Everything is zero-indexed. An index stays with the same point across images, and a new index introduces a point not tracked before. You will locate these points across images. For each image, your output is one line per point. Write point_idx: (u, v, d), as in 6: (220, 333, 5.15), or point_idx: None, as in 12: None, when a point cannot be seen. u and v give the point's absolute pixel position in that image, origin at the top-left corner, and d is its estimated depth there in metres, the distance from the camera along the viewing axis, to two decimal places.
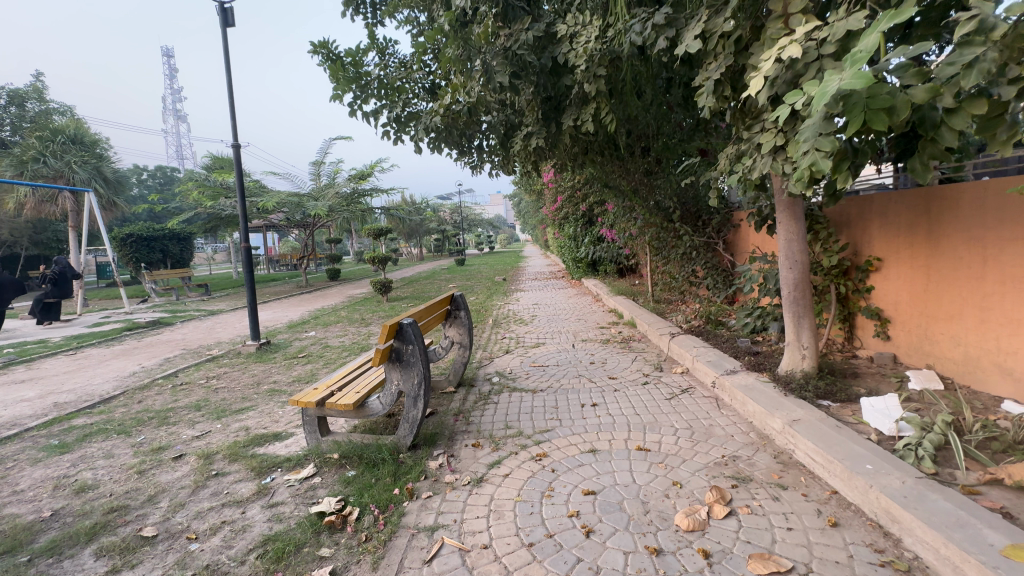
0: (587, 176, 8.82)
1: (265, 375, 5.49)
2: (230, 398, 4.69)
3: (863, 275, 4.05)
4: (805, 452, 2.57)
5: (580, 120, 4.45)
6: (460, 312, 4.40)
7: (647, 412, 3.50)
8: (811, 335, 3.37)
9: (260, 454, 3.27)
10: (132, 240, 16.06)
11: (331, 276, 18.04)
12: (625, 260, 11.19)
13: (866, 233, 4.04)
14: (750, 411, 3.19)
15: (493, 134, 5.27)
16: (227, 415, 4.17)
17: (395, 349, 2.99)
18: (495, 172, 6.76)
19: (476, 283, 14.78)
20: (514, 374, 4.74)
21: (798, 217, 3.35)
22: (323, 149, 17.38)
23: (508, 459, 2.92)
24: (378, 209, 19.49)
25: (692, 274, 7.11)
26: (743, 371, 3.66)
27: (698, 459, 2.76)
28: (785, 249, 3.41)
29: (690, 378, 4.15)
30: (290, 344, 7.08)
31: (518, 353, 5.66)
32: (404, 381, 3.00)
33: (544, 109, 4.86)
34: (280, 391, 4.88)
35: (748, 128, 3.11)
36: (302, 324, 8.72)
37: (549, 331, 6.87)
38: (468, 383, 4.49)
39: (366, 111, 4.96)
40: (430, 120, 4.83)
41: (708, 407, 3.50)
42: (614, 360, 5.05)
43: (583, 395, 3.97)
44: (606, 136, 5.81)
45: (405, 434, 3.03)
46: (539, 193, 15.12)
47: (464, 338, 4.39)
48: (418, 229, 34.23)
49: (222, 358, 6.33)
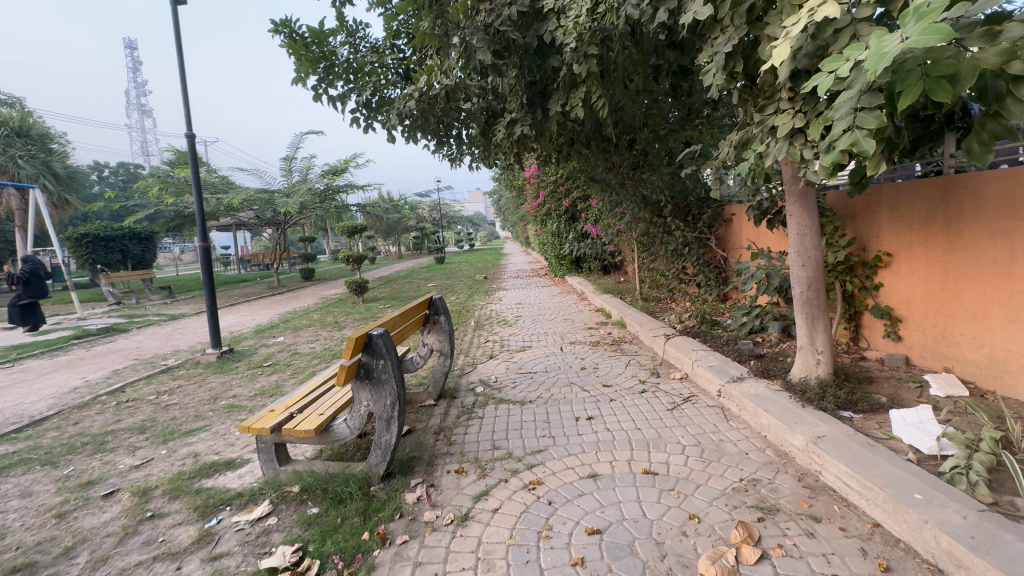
0: (571, 169, 8.49)
1: (224, 388, 4.96)
2: (181, 416, 4.17)
3: (871, 271, 3.80)
4: (835, 475, 2.27)
5: (568, 105, 4.06)
6: (440, 317, 3.98)
7: (649, 427, 3.17)
8: (826, 338, 3.09)
9: (207, 489, 2.80)
10: (87, 240, 15.04)
11: (305, 276, 17.33)
12: (610, 257, 10.92)
13: (874, 227, 3.78)
14: (763, 424, 2.88)
15: (475, 121, 4.87)
16: (175, 438, 3.67)
17: (364, 364, 2.57)
18: (476, 165, 6.35)
19: (455, 282, 14.31)
20: (499, 383, 4.37)
21: (811, 208, 3.05)
22: (295, 143, 16.63)
23: (497, 489, 2.53)
24: (353, 206, 18.78)
25: (683, 271, 6.92)
26: (751, 378, 3.36)
27: (713, 484, 2.42)
28: (798, 244, 3.11)
29: (691, 385, 3.84)
30: (256, 352, 6.53)
31: (503, 358, 5.26)
32: (375, 402, 2.59)
33: (528, 94, 4.47)
34: (239, 407, 4.39)
35: (759, 110, 2.80)
36: (270, 329, 8.14)
37: (535, 333, 6.49)
38: (450, 395, 4.08)
39: (332, 95, 4.48)
40: (404, 106, 4.39)
41: (714, 419, 3.18)
42: (606, 365, 4.71)
43: (577, 407, 3.61)
44: (593, 125, 5.47)
45: (377, 462, 2.62)
46: (520, 188, 14.71)
47: (444, 345, 3.98)
48: (397, 227, 33.49)
49: (178, 370, 5.77)
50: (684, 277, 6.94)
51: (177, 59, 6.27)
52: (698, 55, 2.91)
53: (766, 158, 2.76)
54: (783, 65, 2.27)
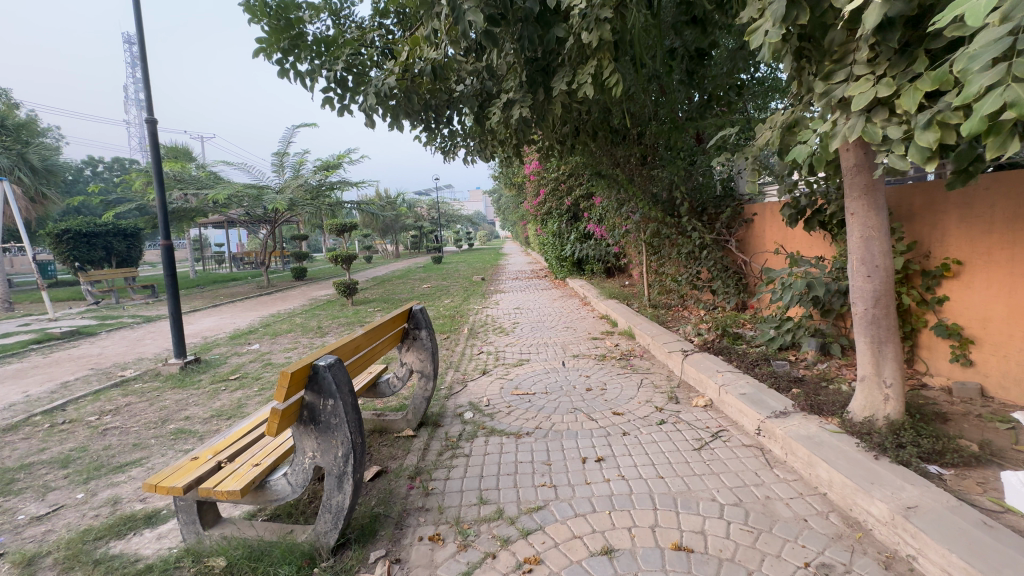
0: (575, 163, 7.89)
1: (177, 408, 4.33)
2: (117, 445, 3.54)
3: (934, 282, 3.19)
4: (942, 567, 1.67)
5: (575, 84, 3.43)
6: (421, 332, 3.36)
7: (674, 474, 2.56)
8: (896, 369, 2.47)
9: (111, 558, 2.17)
10: (69, 236, 14.36)
11: (296, 275, 16.72)
12: (614, 258, 10.28)
13: (939, 229, 3.18)
14: (823, 478, 2.28)
15: (467, 105, 4.23)
16: (99, 476, 3.05)
17: (307, 404, 1.96)
18: (471, 158, 5.74)
19: (451, 283, 13.67)
20: (492, 407, 3.75)
21: (879, 205, 2.45)
22: (287, 137, 16.01)
23: (481, 571, 1.92)
24: (347, 203, 18.10)
25: (698, 277, 6.26)
26: (798, 413, 2.75)
27: (770, 569, 1.82)
28: (862, 250, 2.50)
29: (719, 416, 3.23)
30: (225, 362, 5.88)
31: (497, 375, 4.64)
32: (323, 453, 1.97)
33: (528, 72, 3.85)
34: (188, 433, 3.76)
35: (818, 81, 2.22)
36: (246, 335, 7.48)
37: (533, 343, 5.86)
38: (432, 423, 3.46)
39: (301, 71, 3.87)
40: (383, 83, 3.75)
41: (755, 466, 2.57)
42: (615, 386, 4.08)
43: (583, 443, 3.00)
44: (601, 110, 4.86)
45: (326, 531, 2.02)
46: (520, 185, 14.06)
47: (426, 366, 3.35)
48: (394, 225, 32.86)
49: (133, 383, 5.15)
50: (698, 283, 6.29)
51: (137, 34, 5.61)
52: (741, 12, 2.30)
53: (830, 139, 2.16)
54: (874, 7, 1.65)
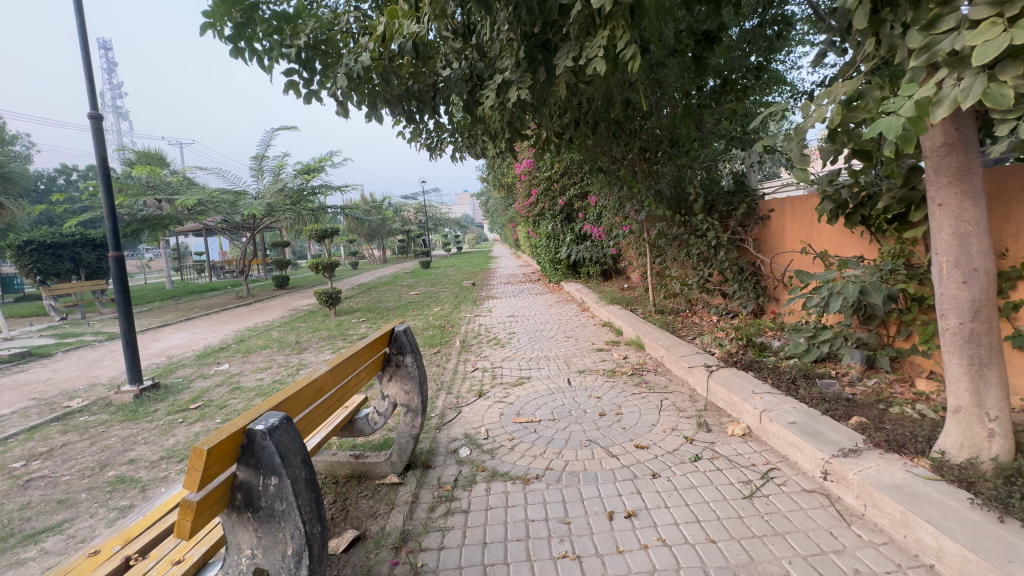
0: (570, 159, 7.37)
1: (121, 448, 3.69)
2: (37, 503, 2.92)
3: (1008, 285, 2.71)
4: None
5: (583, 60, 2.88)
6: (405, 357, 2.80)
7: (730, 537, 2.03)
8: (1002, 399, 1.98)
9: None
10: (32, 248, 13.47)
11: (278, 283, 16.05)
12: (611, 260, 9.78)
13: (1015, 222, 2.70)
14: (928, 546, 1.77)
15: (454, 91, 3.67)
16: (2, 552, 2.43)
17: (242, 483, 1.39)
18: (460, 155, 5.20)
19: (441, 289, 13.08)
20: (492, 441, 3.20)
21: (976, 193, 1.96)
22: (264, 141, 15.28)
23: None
24: (330, 209, 17.39)
25: (708, 279, 5.75)
26: (872, 452, 2.24)
27: None
28: (955, 249, 2.00)
29: (765, 451, 2.70)
30: (188, 387, 5.24)
31: (495, 398, 4.06)
32: (265, 551, 1.40)
33: (527, 48, 3.29)
34: (128, 481, 3.15)
35: (911, 34, 1.75)
36: (215, 353, 6.80)
37: (532, 357, 5.29)
38: (422, 465, 2.90)
39: (259, 52, 3.35)
40: (354, 62, 3.19)
41: (828, 523, 2.05)
42: (632, 410, 3.54)
43: (607, 491, 2.46)
44: (602, 95, 4.33)
45: None
46: (510, 186, 13.55)
47: (410, 398, 2.78)
48: (380, 230, 32.13)
49: (78, 417, 4.49)
50: (709, 287, 5.79)
51: (76, 22, 4.94)
52: None
53: (932, 108, 1.66)
54: None
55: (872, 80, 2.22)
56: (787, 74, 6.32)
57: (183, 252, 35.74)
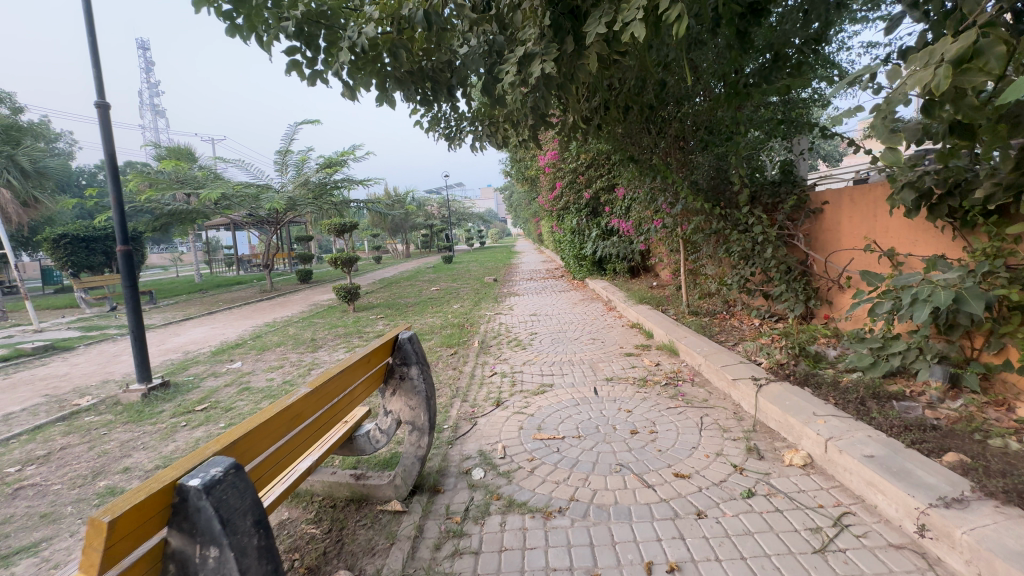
0: (598, 149, 6.92)
1: (118, 454, 3.48)
2: (19, 517, 2.71)
3: None
4: None
5: (619, 25, 2.44)
6: (409, 369, 2.47)
7: None
8: None
9: None
10: (65, 241, 13.74)
11: (301, 278, 16.08)
12: (639, 256, 9.26)
13: None
14: None
15: (471, 69, 3.27)
16: None
17: (174, 553, 1.07)
18: (479, 144, 4.81)
19: (462, 286, 12.78)
20: (510, 461, 2.84)
21: None
22: (288, 135, 15.25)
23: None
24: (353, 203, 17.30)
25: (749, 278, 5.23)
26: (985, 504, 1.78)
27: None
28: None
29: (834, 489, 2.25)
30: (197, 387, 5.05)
31: (513, 409, 3.69)
32: None
33: (552, 15, 2.87)
34: (118, 494, 2.92)
35: None
36: (229, 350, 6.64)
37: (555, 361, 4.91)
38: (430, 489, 2.56)
39: (260, 27, 3.04)
40: (357, 35, 2.83)
41: None
42: (668, 428, 3.12)
43: (643, 534, 2.07)
44: (636, 71, 3.87)
45: None
46: (533, 180, 13.11)
47: (415, 414, 2.45)
48: (403, 226, 32.10)
49: (84, 417, 4.34)
50: (750, 287, 5.28)
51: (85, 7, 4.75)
52: None
53: None
54: None
55: (994, 33, 1.74)
56: (839, 53, 5.71)
57: (213, 245, 36.52)
